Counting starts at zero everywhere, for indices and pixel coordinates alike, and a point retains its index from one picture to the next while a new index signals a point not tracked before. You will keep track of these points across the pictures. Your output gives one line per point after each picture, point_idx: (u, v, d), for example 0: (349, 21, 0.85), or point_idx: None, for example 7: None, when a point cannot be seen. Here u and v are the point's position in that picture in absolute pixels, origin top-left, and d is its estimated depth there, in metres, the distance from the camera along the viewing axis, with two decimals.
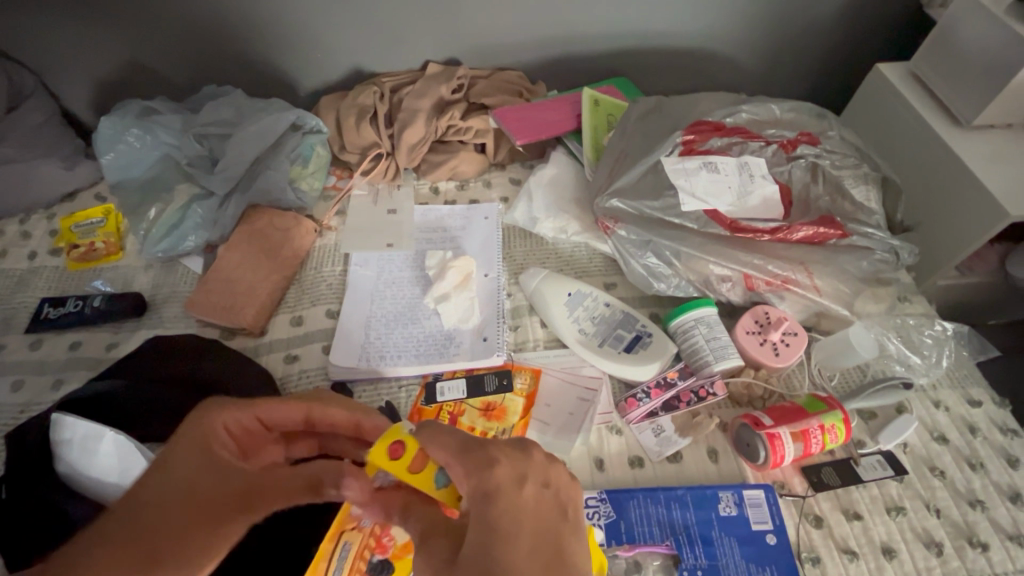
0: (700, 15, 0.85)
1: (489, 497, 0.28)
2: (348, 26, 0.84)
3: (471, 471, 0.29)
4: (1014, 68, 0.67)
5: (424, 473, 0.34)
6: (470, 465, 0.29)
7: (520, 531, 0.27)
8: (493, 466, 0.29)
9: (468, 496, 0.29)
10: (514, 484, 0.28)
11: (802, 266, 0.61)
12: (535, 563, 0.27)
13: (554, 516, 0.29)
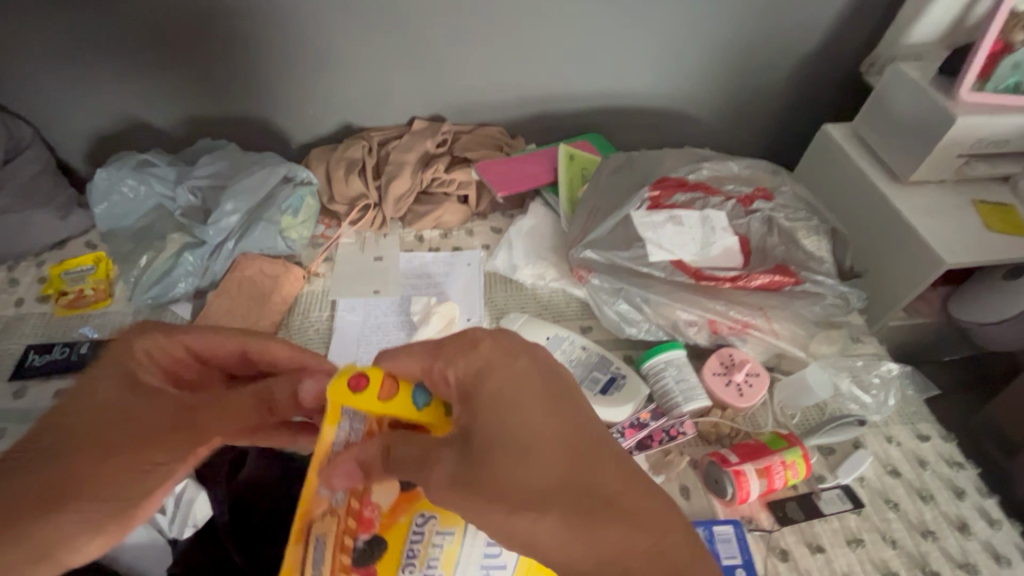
0: (664, 80, 0.93)
1: (488, 374, 0.34)
2: (340, 86, 0.90)
3: (457, 360, 0.35)
4: (940, 133, 0.75)
5: (398, 397, 0.37)
6: (457, 358, 0.35)
7: (529, 394, 0.32)
8: (478, 346, 0.35)
9: (467, 385, 0.34)
10: (506, 359, 0.34)
11: (760, 311, 0.66)
12: (546, 415, 0.31)
13: (553, 379, 0.34)
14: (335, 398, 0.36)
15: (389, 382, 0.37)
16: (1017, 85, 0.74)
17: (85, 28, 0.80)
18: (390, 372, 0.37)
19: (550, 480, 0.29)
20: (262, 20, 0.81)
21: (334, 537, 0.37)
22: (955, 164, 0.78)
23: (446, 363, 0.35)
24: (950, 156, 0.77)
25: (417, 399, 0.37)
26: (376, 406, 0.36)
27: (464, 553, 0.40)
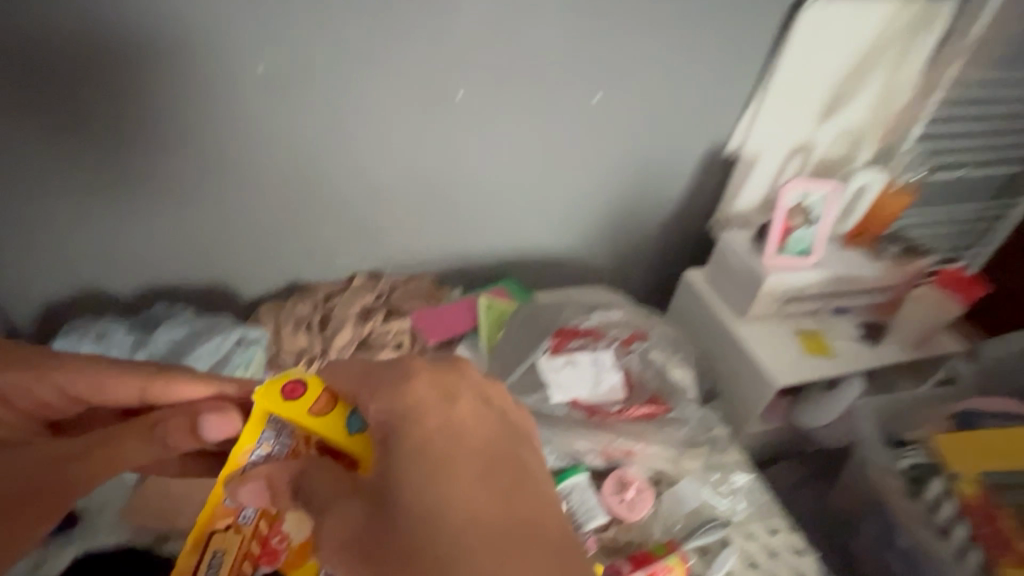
0: (561, 238, 1.17)
1: (419, 413, 0.49)
2: (287, 251, 1.04)
3: (395, 398, 0.50)
4: (759, 284, 1.01)
5: (320, 413, 0.56)
6: (397, 399, 0.50)
7: (459, 436, 0.48)
8: (414, 389, 0.50)
9: (399, 419, 0.48)
10: (438, 406, 0.50)
11: (641, 438, 0.83)
12: (468, 453, 0.47)
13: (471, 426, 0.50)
14: (265, 400, 0.57)
15: (319, 400, 0.57)
16: (804, 249, 1.01)
17: (55, 217, 0.91)
18: (329, 394, 0.57)
19: (470, 498, 0.44)
20: (221, 207, 0.96)
21: (235, 554, 0.58)
22: (776, 303, 1.04)
23: (385, 400, 0.50)
24: (771, 299, 1.03)
25: (343, 420, 0.55)
26: (301, 416, 0.56)
27: None
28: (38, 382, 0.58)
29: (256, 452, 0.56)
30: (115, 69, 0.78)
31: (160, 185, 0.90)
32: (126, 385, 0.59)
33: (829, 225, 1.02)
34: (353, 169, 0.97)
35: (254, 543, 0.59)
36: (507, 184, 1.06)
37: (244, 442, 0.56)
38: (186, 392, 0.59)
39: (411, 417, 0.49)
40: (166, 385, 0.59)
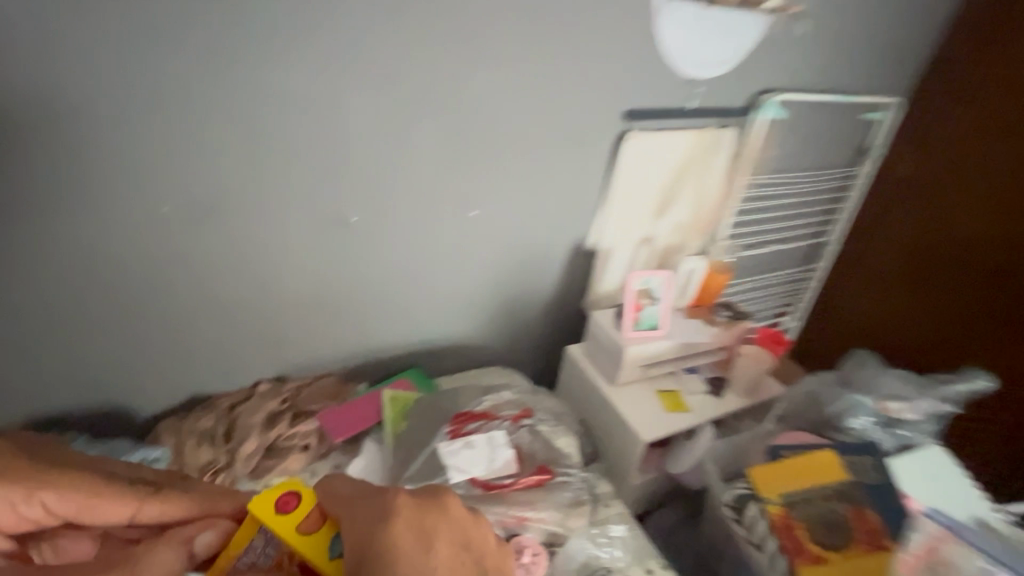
0: (458, 327, 1.31)
1: (399, 548, 0.60)
2: (188, 366, 1.08)
3: (382, 530, 0.61)
4: (621, 354, 1.21)
5: (306, 530, 0.71)
6: (384, 532, 0.61)
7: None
8: (399, 525, 0.62)
9: (382, 549, 0.59)
10: (417, 546, 0.61)
11: (532, 505, 0.95)
12: None
13: (445, 566, 0.60)
14: (262, 511, 0.72)
15: (308, 517, 0.72)
16: (654, 323, 1.24)
17: None
18: (315, 510, 0.73)
19: None
20: (116, 333, 0.99)
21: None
22: (639, 369, 1.24)
23: (375, 531, 0.61)
24: (634, 366, 1.23)
25: (325, 543, 0.70)
26: (288, 531, 0.70)
27: None
28: (27, 501, 0.66)
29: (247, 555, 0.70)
30: (7, 226, 0.84)
31: (70, 331, 0.95)
32: (119, 508, 0.70)
33: (670, 304, 1.27)
34: (251, 288, 1.05)
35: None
36: (399, 287, 1.18)
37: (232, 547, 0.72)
38: (172, 512, 0.73)
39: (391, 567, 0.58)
40: (157, 508, 0.72)
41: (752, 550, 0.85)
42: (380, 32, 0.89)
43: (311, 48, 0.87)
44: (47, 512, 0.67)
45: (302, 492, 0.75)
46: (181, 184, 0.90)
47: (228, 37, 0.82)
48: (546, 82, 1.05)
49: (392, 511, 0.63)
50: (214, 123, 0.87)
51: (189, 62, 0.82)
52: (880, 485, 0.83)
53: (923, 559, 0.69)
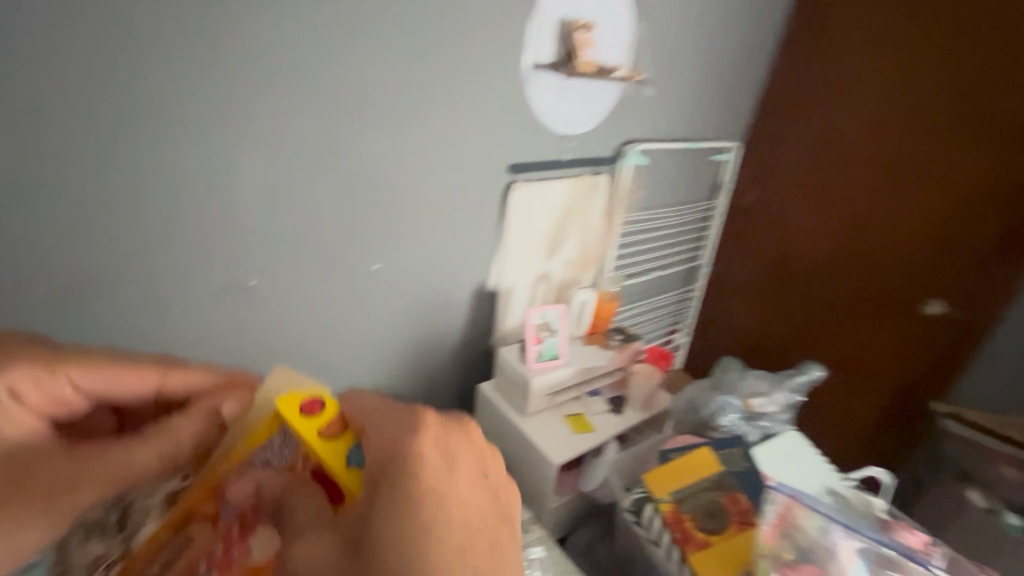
0: (370, 377, 1.34)
1: (419, 461, 0.56)
2: None
3: (404, 440, 0.57)
4: (527, 385, 1.30)
5: (327, 434, 0.64)
6: (406, 443, 0.57)
7: (454, 498, 0.55)
8: (424, 438, 0.58)
9: (404, 458, 0.56)
10: (438, 464, 0.57)
11: None
12: (455, 518, 0.53)
13: (467, 491, 0.57)
14: (284, 407, 0.67)
15: (330, 423, 0.65)
16: (554, 353, 1.35)
17: None
18: (337, 419, 0.66)
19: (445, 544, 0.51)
20: None
21: (206, 543, 0.59)
22: (545, 398, 1.34)
23: (394, 442, 0.58)
24: (541, 395, 1.32)
25: (343, 452, 0.62)
26: (309, 433, 0.64)
27: None
28: (51, 375, 0.60)
29: (262, 453, 0.66)
30: None
31: None
32: (140, 375, 0.63)
33: (566, 334, 1.39)
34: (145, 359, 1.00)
35: (221, 538, 0.59)
36: (307, 343, 1.20)
37: (247, 442, 0.69)
38: (194, 380, 0.65)
39: (417, 484, 0.54)
40: (176, 374, 0.65)
41: (653, 549, 0.94)
42: (266, 106, 0.93)
43: (201, 121, 0.89)
44: (73, 390, 0.62)
45: (326, 399, 0.69)
46: (57, 262, 0.86)
47: (107, 112, 0.81)
48: (437, 142, 1.16)
49: (423, 425, 0.59)
50: (79, 201, 0.84)
51: (62, 137, 0.79)
52: (747, 471, 0.97)
53: (777, 527, 0.83)
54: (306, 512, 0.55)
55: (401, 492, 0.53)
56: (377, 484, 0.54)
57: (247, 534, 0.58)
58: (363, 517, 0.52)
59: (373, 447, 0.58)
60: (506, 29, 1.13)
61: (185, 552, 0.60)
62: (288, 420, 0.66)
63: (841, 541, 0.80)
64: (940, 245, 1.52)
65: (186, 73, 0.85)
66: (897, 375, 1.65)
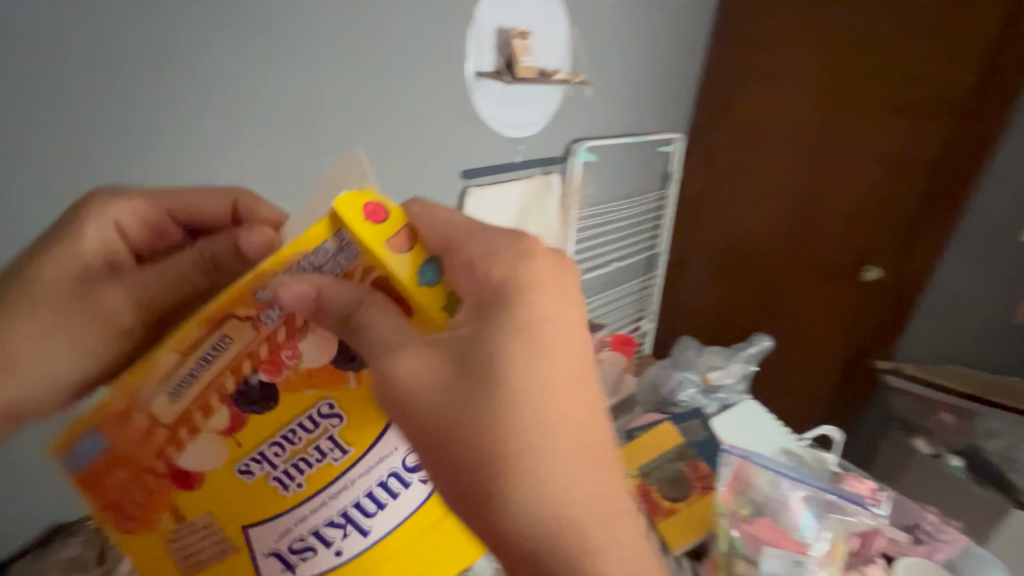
0: None
1: (532, 287, 0.47)
2: None
3: (501, 264, 0.47)
4: None
5: (397, 254, 0.46)
6: (516, 261, 0.48)
7: (560, 341, 0.48)
8: (535, 263, 0.48)
9: (507, 273, 0.47)
10: (548, 295, 0.48)
11: None
12: (556, 360, 0.47)
13: (573, 334, 0.48)
14: (342, 211, 0.45)
15: (397, 236, 0.46)
16: None
17: None
18: (408, 232, 0.47)
19: (551, 389, 0.47)
20: None
21: (239, 350, 0.47)
22: None
23: (490, 263, 0.47)
24: None
25: (412, 267, 0.47)
26: (374, 246, 0.46)
27: (331, 484, 0.50)
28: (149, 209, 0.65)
29: (307, 260, 0.46)
30: None
31: None
32: (218, 200, 0.68)
33: None
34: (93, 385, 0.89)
35: (263, 348, 0.48)
36: None
37: (302, 241, 0.46)
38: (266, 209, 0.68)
39: (528, 323, 0.47)
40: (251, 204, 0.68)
41: None
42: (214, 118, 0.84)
43: (153, 145, 0.79)
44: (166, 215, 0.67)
45: (393, 207, 0.47)
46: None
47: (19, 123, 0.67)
48: (395, 153, 1.14)
49: (535, 252, 0.49)
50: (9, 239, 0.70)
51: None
52: (706, 440, 1.05)
53: (732, 487, 0.89)
54: (390, 329, 0.45)
55: (508, 333, 0.46)
56: (480, 320, 0.46)
57: (294, 339, 0.49)
58: (468, 347, 0.46)
59: (481, 274, 0.47)
60: (452, 41, 1.16)
61: (207, 367, 0.47)
62: (347, 224, 0.45)
63: (789, 491, 0.87)
64: (868, 218, 1.66)
65: (121, 100, 0.74)
66: (841, 342, 1.78)
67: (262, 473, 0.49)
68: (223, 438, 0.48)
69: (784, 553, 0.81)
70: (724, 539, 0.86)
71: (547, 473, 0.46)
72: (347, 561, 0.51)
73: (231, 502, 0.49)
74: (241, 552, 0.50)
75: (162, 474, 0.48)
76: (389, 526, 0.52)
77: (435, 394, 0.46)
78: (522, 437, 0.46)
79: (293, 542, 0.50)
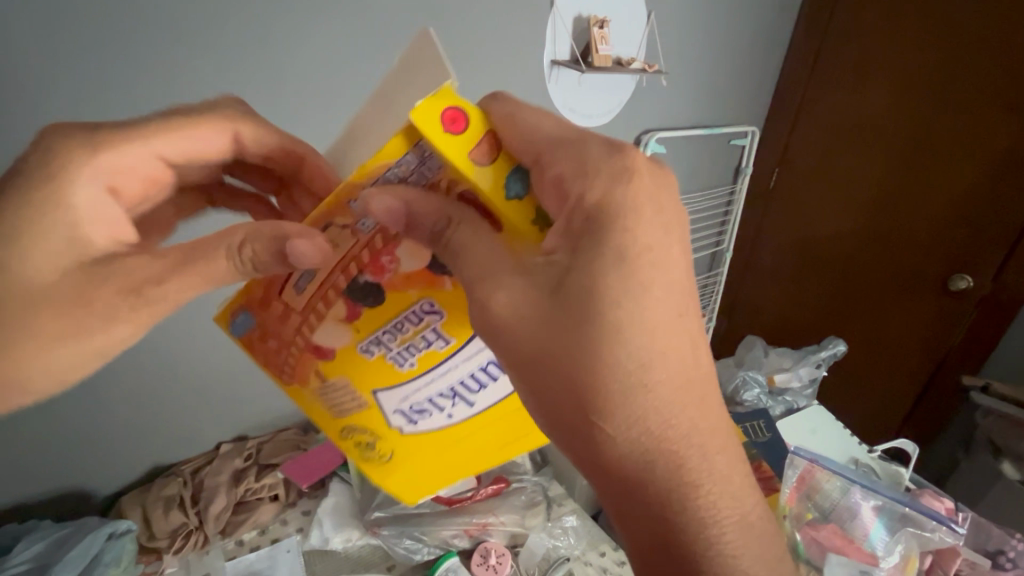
0: None
1: (631, 210, 0.46)
2: (138, 443, 1.03)
3: (597, 184, 0.46)
4: None
5: (478, 167, 0.46)
6: (614, 177, 0.46)
7: (658, 269, 0.46)
8: (635, 179, 0.46)
9: (601, 193, 0.45)
10: (640, 213, 0.46)
11: (491, 512, 1.05)
12: (655, 289, 0.46)
13: (670, 256, 0.47)
14: (422, 124, 0.43)
15: (479, 146, 0.46)
16: None
17: None
18: (485, 141, 0.46)
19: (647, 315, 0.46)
20: (67, 421, 0.92)
21: (345, 255, 0.49)
22: None
23: (586, 185, 0.45)
24: None
25: (499, 180, 0.46)
26: (456, 160, 0.45)
27: (443, 362, 0.54)
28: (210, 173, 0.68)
29: (392, 172, 0.46)
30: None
31: (33, 413, 0.88)
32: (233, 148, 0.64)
33: None
34: (198, 343, 1.01)
35: (364, 252, 0.49)
36: None
37: (384, 154, 0.46)
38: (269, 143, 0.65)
39: (627, 254, 0.45)
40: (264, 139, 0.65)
41: None
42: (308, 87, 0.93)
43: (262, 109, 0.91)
44: (162, 166, 0.59)
45: (470, 109, 0.45)
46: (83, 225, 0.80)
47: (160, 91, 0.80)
48: None
49: (637, 170, 0.47)
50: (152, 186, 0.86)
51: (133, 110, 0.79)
52: (770, 441, 1.04)
53: (797, 490, 0.88)
54: (483, 253, 0.47)
55: (608, 266, 0.45)
56: (574, 245, 0.45)
57: (392, 245, 0.49)
58: (564, 275, 0.46)
59: (572, 195, 0.46)
60: (530, 26, 1.17)
61: (323, 266, 0.50)
62: (426, 136, 0.44)
63: (861, 501, 0.84)
64: (964, 226, 1.54)
65: (224, 80, 0.85)
66: (921, 352, 1.69)
67: (380, 352, 0.53)
68: (345, 325, 0.52)
69: (850, 562, 0.78)
70: (787, 541, 0.85)
71: (644, 410, 0.47)
72: (455, 426, 0.57)
73: (361, 377, 0.54)
74: (371, 411, 0.56)
75: (302, 349, 0.53)
76: (493, 401, 0.56)
77: (529, 329, 0.47)
78: (620, 378, 0.46)
79: (411, 408, 0.55)
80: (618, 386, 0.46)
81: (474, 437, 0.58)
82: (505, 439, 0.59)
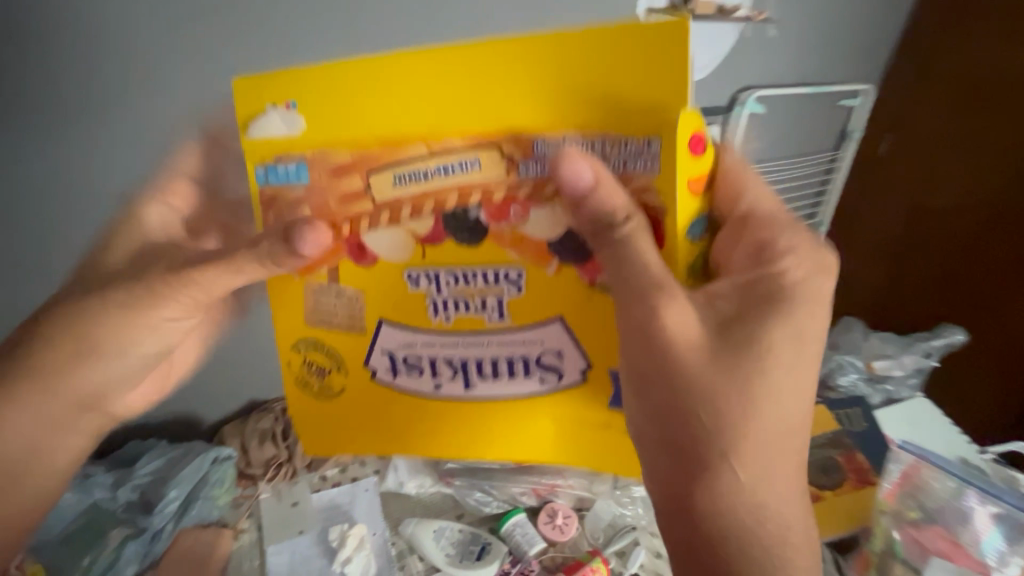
0: None
1: (794, 298, 0.55)
2: (235, 381, 1.12)
3: (787, 268, 0.56)
4: None
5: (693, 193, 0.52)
6: (800, 271, 0.56)
7: (806, 347, 0.55)
8: (807, 279, 0.56)
9: (770, 274, 0.55)
10: (802, 301, 0.55)
11: (560, 474, 1.03)
12: (797, 359, 0.54)
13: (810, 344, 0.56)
14: (684, 131, 0.47)
15: (700, 178, 0.52)
16: None
17: None
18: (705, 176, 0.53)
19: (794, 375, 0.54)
20: None
21: (481, 183, 0.52)
22: None
23: (773, 266, 0.55)
24: None
25: (692, 215, 0.53)
26: (686, 179, 0.50)
27: (469, 332, 0.60)
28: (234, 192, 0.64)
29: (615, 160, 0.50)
30: None
31: None
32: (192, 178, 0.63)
33: None
34: None
35: (501, 189, 0.52)
36: None
37: (624, 131, 0.48)
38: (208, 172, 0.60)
39: (800, 332, 0.54)
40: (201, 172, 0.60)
41: None
42: None
43: None
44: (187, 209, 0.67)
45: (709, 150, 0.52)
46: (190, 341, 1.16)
47: None
48: None
49: (818, 272, 0.57)
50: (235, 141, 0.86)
51: None
52: (867, 432, 0.96)
53: (899, 486, 0.80)
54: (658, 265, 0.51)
55: (779, 324, 0.54)
56: (744, 299, 0.55)
57: (533, 205, 0.53)
58: (733, 318, 0.54)
59: (764, 267, 0.55)
60: None
61: (445, 177, 0.52)
62: (682, 141, 0.48)
63: (976, 506, 0.74)
64: None
65: None
66: None
67: (422, 290, 0.59)
68: (416, 243, 0.56)
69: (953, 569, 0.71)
70: (882, 537, 0.80)
71: (762, 453, 0.54)
72: (437, 396, 0.64)
73: (385, 299, 0.60)
74: (362, 338, 0.62)
75: (348, 250, 0.57)
76: (487, 394, 0.63)
77: (695, 348, 0.53)
78: (764, 412, 0.53)
79: (410, 362, 0.63)
80: (762, 422, 0.54)
81: (452, 412, 0.65)
82: (487, 433, 0.66)
